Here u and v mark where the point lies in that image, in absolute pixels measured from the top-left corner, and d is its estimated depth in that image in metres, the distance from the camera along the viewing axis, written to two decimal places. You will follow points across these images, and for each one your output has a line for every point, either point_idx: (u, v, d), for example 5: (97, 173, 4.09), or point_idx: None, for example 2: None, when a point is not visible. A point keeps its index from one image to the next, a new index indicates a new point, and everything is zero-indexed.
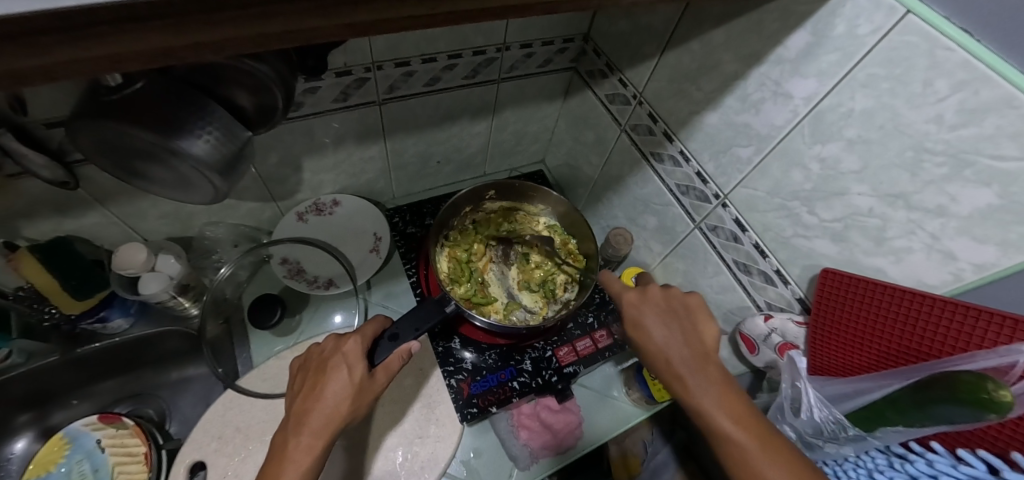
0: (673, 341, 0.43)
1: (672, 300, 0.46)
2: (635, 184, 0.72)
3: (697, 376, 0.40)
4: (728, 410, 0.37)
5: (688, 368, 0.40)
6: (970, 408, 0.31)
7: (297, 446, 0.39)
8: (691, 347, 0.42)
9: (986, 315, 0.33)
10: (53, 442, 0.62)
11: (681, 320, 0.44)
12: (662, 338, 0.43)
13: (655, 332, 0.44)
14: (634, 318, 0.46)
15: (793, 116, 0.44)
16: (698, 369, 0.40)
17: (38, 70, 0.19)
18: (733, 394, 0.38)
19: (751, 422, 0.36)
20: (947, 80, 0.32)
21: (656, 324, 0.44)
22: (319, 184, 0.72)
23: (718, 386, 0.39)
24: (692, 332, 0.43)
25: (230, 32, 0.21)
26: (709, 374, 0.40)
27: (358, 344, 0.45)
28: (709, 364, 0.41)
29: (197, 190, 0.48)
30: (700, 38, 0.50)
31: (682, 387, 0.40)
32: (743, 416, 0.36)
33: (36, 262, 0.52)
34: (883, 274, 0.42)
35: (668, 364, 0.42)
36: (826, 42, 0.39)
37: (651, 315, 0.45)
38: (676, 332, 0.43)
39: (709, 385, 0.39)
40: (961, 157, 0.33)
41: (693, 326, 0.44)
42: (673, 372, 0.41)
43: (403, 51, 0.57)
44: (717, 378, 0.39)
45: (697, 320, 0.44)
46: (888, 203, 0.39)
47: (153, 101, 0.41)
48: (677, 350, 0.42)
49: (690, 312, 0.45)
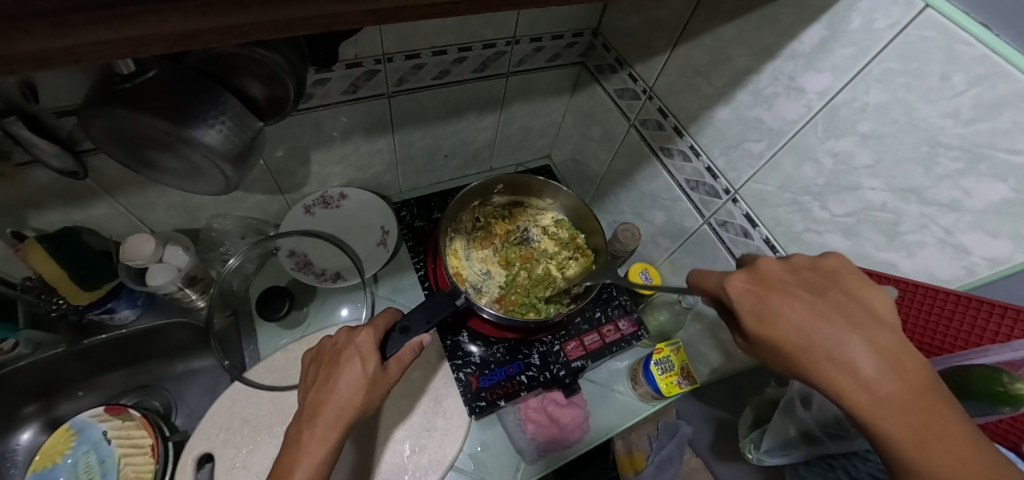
0: (826, 321, 0.27)
1: (806, 266, 0.31)
2: (642, 180, 0.72)
3: (882, 373, 0.24)
4: (945, 440, 0.22)
5: (866, 367, 0.25)
6: (986, 401, 0.32)
7: (311, 437, 0.39)
8: (862, 325, 0.26)
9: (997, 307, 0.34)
10: (60, 433, 0.62)
11: (832, 290, 0.29)
12: (804, 314, 0.27)
13: (794, 315, 0.28)
14: (754, 303, 0.30)
15: (806, 111, 0.44)
16: (888, 367, 0.25)
17: (60, 51, 0.19)
18: (947, 412, 0.23)
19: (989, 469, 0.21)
20: (964, 74, 0.32)
21: (796, 299, 0.28)
22: (326, 177, 0.72)
23: (921, 401, 0.23)
24: (856, 308, 0.27)
25: (257, 15, 0.21)
26: (904, 376, 0.24)
27: (371, 337, 0.45)
28: (902, 358, 0.25)
29: (208, 180, 0.48)
30: (712, 33, 0.50)
31: (858, 394, 0.25)
32: (974, 457, 0.21)
33: (43, 253, 0.52)
34: (895, 269, 0.42)
35: (828, 364, 0.26)
36: (842, 36, 0.39)
37: (779, 291, 0.29)
38: (832, 311, 0.27)
39: (903, 392, 0.24)
40: (977, 151, 0.33)
41: (855, 301, 0.28)
42: (841, 368, 0.25)
43: (414, 44, 0.57)
44: (919, 387, 0.24)
45: (850, 292, 0.28)
46: (902, 199, 0.39)
47: (164, 89, 0.40)
48: (834, 334, 0.26)
49: (842, 281, 0.29)
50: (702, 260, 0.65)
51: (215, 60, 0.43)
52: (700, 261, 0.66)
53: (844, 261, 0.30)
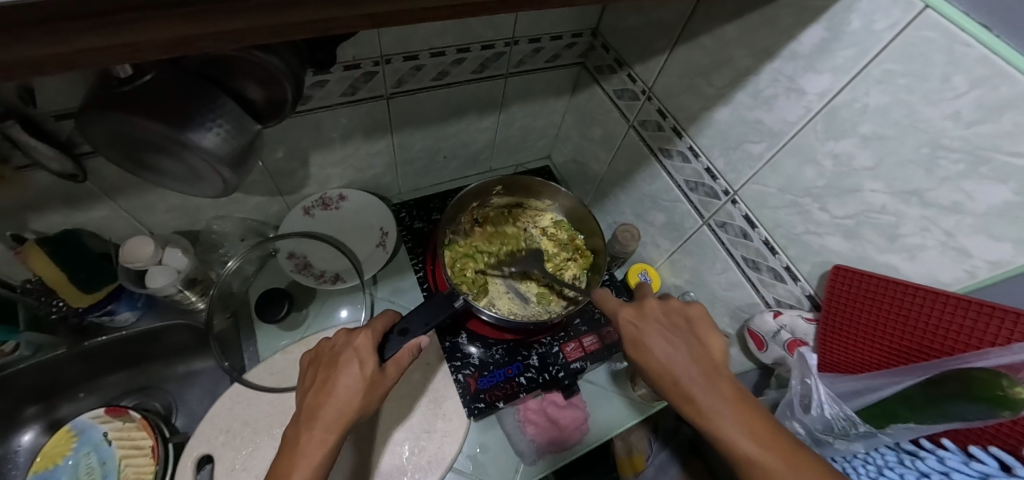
0: (675, 354, 0.42)
1: (672, 312, 0.46)
2: (642, 181, 0.71)
3: (705, 389, 0.38)
4: (740, 420, 0.35)
5: (694, 380, 0.39)
6: (986, 405, 0.31)
7: (309, 440, 0.39)
8: (693, 353, 0.42)
9: (994, 311, 0.33)
10: (61, 435, 0.62)
11: (682, 330, 0.44)
12: (663, 350, 0.43)
13: (658, 350, 0.43)
14: (635, 337, 0.46)
15: (806, 113, 0.44)
16: (705, 380, 0.39)
17: (53, 58, 0.19)
18: (740, 400, 0.37)
19: (759, 426, 0.35)
20: (965, 76, 0.32)
21: (657, 338, 0.44)
22: (326, 179, 0.72)
23: (727, 398, 0.37)
24: (698, 343, 0.43)
25: (250, 21, 0.21)
26: (715, 382, 0.39)
27: (369, 339, 0.45)
28: (717, 373, 0.40)
29: (207, 183, 0.48)
30: (712, 34, 0.50)
31: (692, 405, 0.38)
32: (755, 423, 0.35)
33: (44, 256, 0.52)
34: (896, 271, 0.42)
35: (673, 381, 0.41)
36: (842, 37, 0.38)
37: (651, 331, 0.45)
38: (679, 345, 0.43)
39: (714, 396, 0.38)
40: (978, 153, 0.33)
41: (696, 338, 0.43)
42: (679, 385, 0.40)
43: (413, 45, 0.56)
44: (726, 390, 0.38)
45: (699, 332, 0.44)
46: (903, 201, 0.39)
47: (162, 93, 0.40)
48: (678, 362, 0.41)
49: (694, 324, 0.44)
50: (702, 261, 0.65)
51: (213, 63, 0.43)
52: (700, 262, 0.66)
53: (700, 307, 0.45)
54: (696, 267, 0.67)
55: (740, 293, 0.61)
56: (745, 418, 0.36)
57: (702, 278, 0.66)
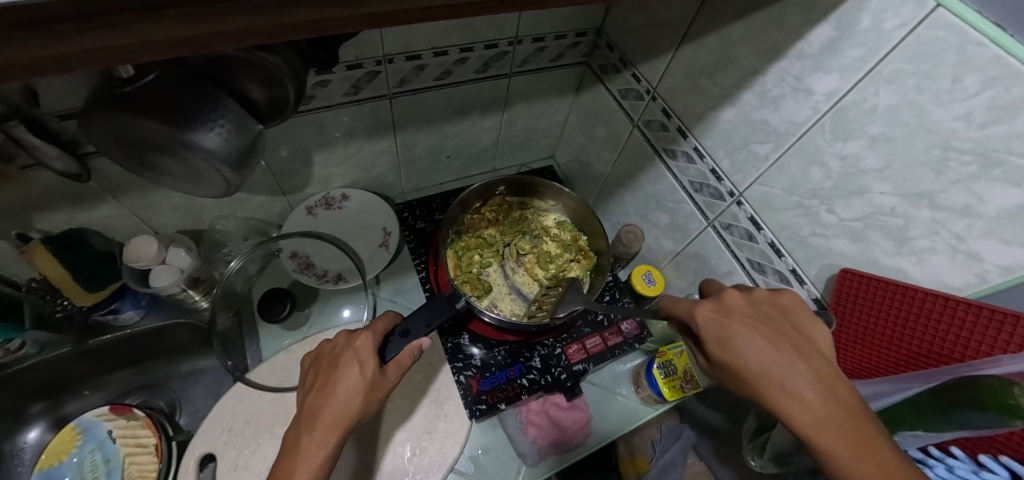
0: (778, 357, 0.36)
1: (760, 300, 0.41)
2: (647, 181, 0.71)
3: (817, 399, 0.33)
4: (853, 445, 0.31)
5: (811, 403, 0.33)
6: (995, 414, 0.31)
7: (309, 441, 0.39)
8: (800, 353, 0.36)
9: (1000, 317, 0.33)
10: (66, 432, 0.63)
11: (781, 323, 0.38)
12: (761, 352, 0.37)
13: (750, 347, 0.37)
14: (720, 334, 0.39)
15: (813, 113, 0.43)
16: (822, 390, 0.34)
17: (51, 59, 0.18)
18: (862, 424, 0.32)
19: (889, 462, 0.29)
20: (977, 76, 0.31)
21: (747, 336, 0.38)
22: (329, 178, 0.71)
23: (849, 423, 0.32)
24: (800, 341, 0.37)
25: (248, 21, 0.21)
26: (836, 400, 0.33)
27: (370, 340, 0.45)
28: (843, 394, 0.33)
29: (209, 184, 0.48)
30: (717, 32, 0.49)
31: (801, 423, 0.33)
32: (888, 461, 0.29)
33: (49, 255, 0.53)
34: (904, 275, 0.41)
35: (773, 389, 0.35)
36: (851, 36, 0.38)
37: (742, 328, 0.38)
38: (780, 345, 0.37)
39: (829, 412, 0.33)
40: (990, 155, 0.32)
41: (796, 333, 0.38)
42: (789, 397, 0.34)
43: (415, 45, 0.56)
44: (853, 414, 0.32)
45: (802, 328, 0.38)
46: (912, 203, 0.38)
47: (164, 93, 0.40)
48: (781, 369, 0.35)
49: (791, 317, 0.39)
50: (707, 263, 0.64)
51: (215, 63, 0.43)
52: (704, 264, 0.65)
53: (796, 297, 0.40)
54: (701, 268, 0.66)
55: None
56: (869, 449, 0.30)
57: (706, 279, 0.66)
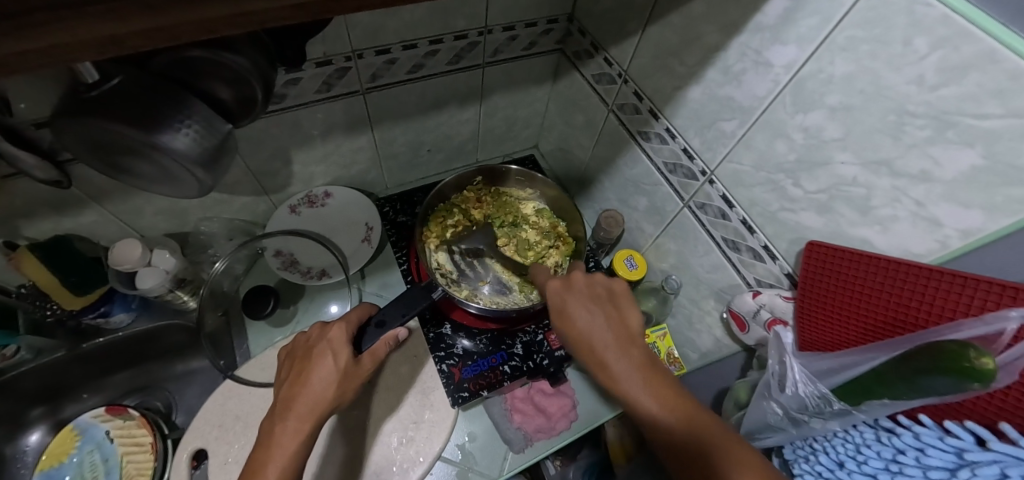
0: (596, 324, 0.45)
1: (597, 285, 0.49)
2: (625, 165, 0.71)
3: (620, 360, 0.42)
4: (646, 383, 0.39)
5: (608, 347, 0.43)
6: (953, 378, 0.30)
7: (284, 431, 0.39)
8: (617, 332, 0.44)
9: (973, 282, 0.32)
10: (65, 434, 0.65)
11: (605, 302, 0.47)
12: (585, 320, 0.46)
13: (579, 318, 0.46)
14: (559, 307, 0.49)
15: (774, 86, 0.43)
16: (622, 352, 0.42)
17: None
18: (648, 366, 0.41)
19: (663, 388, 0.39)
20: (927, 37, 0.31)
21: (585, 312, 0.46)
22: (310, 177, 0.72)
23: (637, 363, 0.41)
24: (616, 315, 0.46)
25: (175, 16, 0.21)
26: (624, 345, 0.43)
27: (344, 331, 0.46)
28: (630, 340, 0.44)
29: (184, 185, 0.49)
30: (680, 11, 0.49)
31: (604, 367, 0.42)
32: (659, 379, 0.39)
33: (37, 261, 0.54)
34: (869, 245, 0.41)
35: (590, 347, 0.44)
36: (805, 5, 0.37)
37: (575, 303, 0.48)
38: (604, 317, 0.46)
39: (628, 363, 0.41)
40: (944, 118, 0.31)
41: (616, 310, 0.47)
42: (594, 350, 0.44)
43: (383, 39, 0.57)
44: (632, 352, 0.42)
45: (619, 305, 0.47)
46: (873, 172, 0.38)
47: (130, 96, 0.41)
48: (596, 330, 0.45)
49: (615, 299, 0.48)
50: (685, 244, 0.64)
51: (180, 63, 0.43)
52: (683, 246, 0.65)
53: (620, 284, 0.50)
54: (680, 251, 0.66)
55: (722, 275, 0.60)
56: (646, 373, 0.40)
57: (686, 261, 0.66)
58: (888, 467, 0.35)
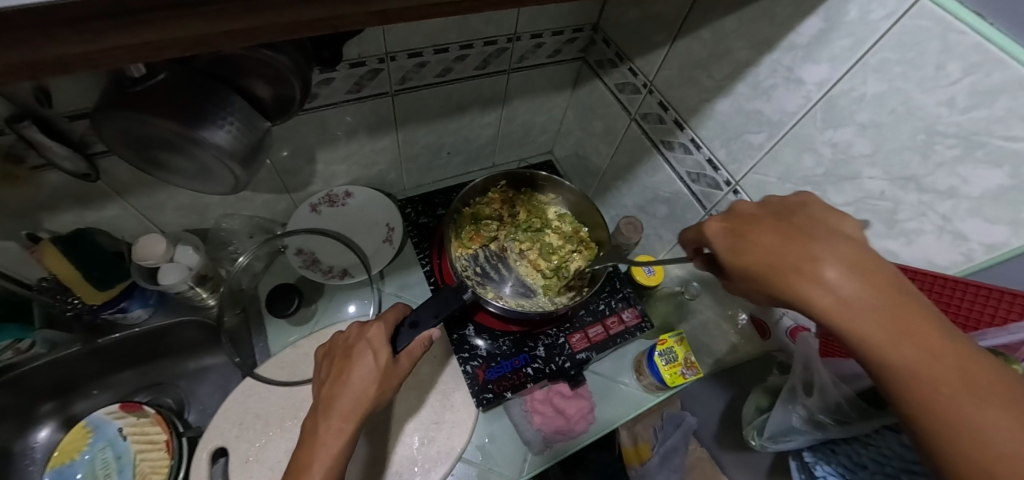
0: (789, 240, 0.29)
1: (782, 206, 0.33)
2: (645, 173, 0.72)
3: (843, 274, 0.26)
4: (905, 332, 0.24)
5: (824, 270, 0.27)
6: None
7: (327, 430, 0.40)
8: (824, 243, 0.28)
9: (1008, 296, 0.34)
10: (77, 430, 0.64)
11: (797, 218, 0.31)
12: (799, 254, 0.28)
13: (766, 238, 0.30)
14: (732, 237, 0.32)
15: (805, 102, 0.45)
16: (851, 271, 0.27)
17: (75, 57, 0.20)
18: (903, 293, 0.26)
19: (936, 341, 0.24)
20: (959, 63, 0.33)
21: (764, 230, 0.31)
22: (332, 176, 0.73)
23: (885, 296, 0.26)
24: (826, 228, 0.30)
25: (268, 18, 0.22)
26: (858, 269, 0.27)
27: (382, 331, 0.46)
28: (881, 274, 0.26)
29: (218, 180, 0.49)
30: (711, 27, 0.51)
31: (822, 292, 0.27)
32: (924, 329, 0.24)
33: (57, 253, 0.53)
34: (894, 256, 0.43)
35: (783, 270, 0.28)
36: (839, 27, 0.39)
37: (758, 224, 0.31)
38: (794, 236, 0.29)
39: (853, 280, 0.26)
40: (972, 138, 0.34)
41: (831, 234, 0.29)
42: (798, 274, 0.28)
43: (417, 43, 0.57)
44: (873, 279, 0.26)
45: (828, 223, 0.30)
46: (900, 187, 0.40)
47: (174, 92, 0.41)
48: (794, 245, 0.29)
49: (813, 214, 0.31)
50: None
51: (224, 61, 0.44)
52: None
53: (813, 197, 0.33)
54: None
55: None
56: (904, 313, 0.25)
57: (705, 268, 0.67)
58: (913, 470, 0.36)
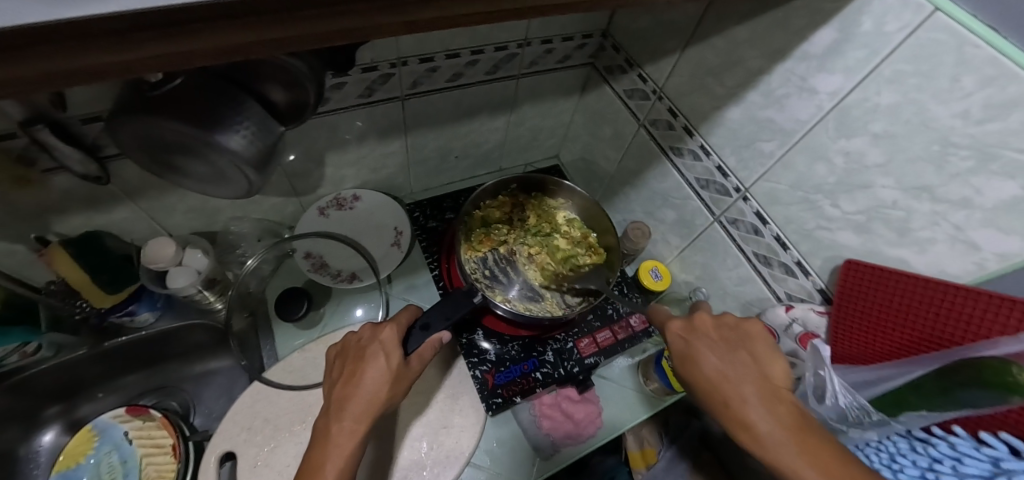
0: (728, 365, 0.41)
1: (728, 327, 0.44)
2: (653, 179, 0.73)
3: (764, 413, 0.36)
4: (801, 450, 0.33)
5: (749, 404, 0.37)
6: (997, 391, 0.34)
7: (340, 431, 0.40)
8: (744, 375, 0.39)
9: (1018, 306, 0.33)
10: (82, 434, 0.63)
11: (739, 350, 0.42)
12: (715, 365, 0.41)
13: (711, 360, 0.41)
14: (682, 352, 0.44)
15: (818, 111, 0.45)
16: (763, 401, 0.37)
17: (115, 65, 0.20)
18: (801, 424, 0.35)
19: (824, 457, 0.32)
20: (975, 76, 0.33)
21: (710, 354, 0.42)
22: (340, 179, 0.72)
23: (788, 426, 0.35)
24: (752, 361, 0.41)
25: (308, 29, 0.22)
26: (777, 412, 0.36)
27: (394, 333, 0.46)
28: (798, 419, 0.35)
29: (231, 185, 0.49)
30: (723, 35, 0.51)
31: (739, 417, 0.37)
32: (813, 443, 0.33)
33: (67, 257, 0.53)
34: (906, 265, 0.43)
35: (721, 392, 0.39)
36: (854, 38, 0.40)
37: (704, 347, 0.43)
38: (722, 351, 0.42)
39: (777, 425, 0.35)
40: (987, 150, 0.34)
41: (754, 358, 0.41)
42: (731, 395, 0.38)
43: (429, 47, 0.57)
44: (777, 406, 0.37)
45: (756, 353, 0.41)
46: (913, 196, 0.40)
47: (190, 96, 0.41)
48: (730, 377, 0.40)
49: (748, 343, 0.42)
50: (713, 258, 0.66)
51: (239, 67, 0.44)
52: (710, 259, 0.67)
53: (761, 335, 0.43)
54: (707, 263, 0.68)
55: (751, 288, 0.62)
56: (812, 444, 0.33)
57: (713, 273, 0.68)
58: (924, 474, 0.37)
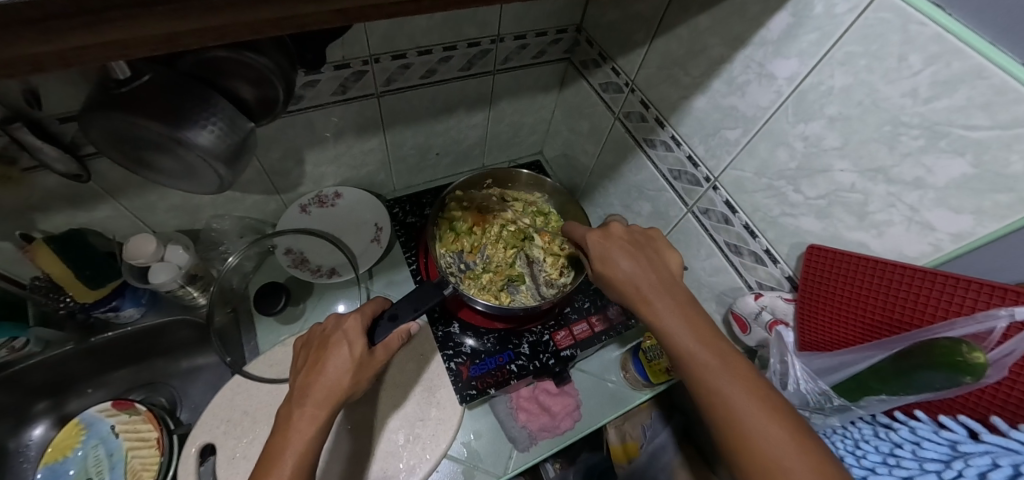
0: (638, 266, 0.45)
1: (636, 234, 0.49)
2: (629, 172, 0.73)
3: (664, 304, 0.41)
4: (692, 330, 0.39)
5: (654, 294, 0.42)
6: (946, 371, 0.32)
7: (301, 416, 0.41)
8: (652, 270, 0.45)
9: (976, 285, 0.33)
10: (70, 427, 0.65)
11: (646, 249, 0.47)
12: (627, 267, 0.45)
13: (623, 263, 0.46)
14: (602, 255, 0.48)
15: (777, 97, 0.45)
16: (661, 290, 0.43)
17: (29, 57, 0.20)
18: (692, 310, 0.41)
19: (706, 333, 0.38)
20: (920, 54, 0.33)
21: (623, 256, 0.46)
22: (321, 177, 0.74)
23: (682, 309, 0.41)
24: (657, 259, 0.46)
25: (232, 18, 0.22)
26: (672, 296, 0.42)
27: (359, 321, 0.47)
28: (688, 306, 0.41)
29: (202, 180, 0.50)
30: (687, 24, 0.51)
31: (643, 303, 0.43)
32: (697, 321, 0.40)
33: (50, 252, 0.55)
34: (866, 248, 0.43)
35: (635, 289, 0.44)
36: (807, 22, 0.40)
37: (617, 249, 0.47)
38: (637, 253, 0.46)
39: (676, 312, 0.40)
40: (936, 128, 0.34)
41: (657, 256, 0.46)
42: (637, 289, 0.44)
43: (400, 44, 0.58)
44: (672, 294, 0.42)
45: (660, 251, 0.47)
46: (869, 178, 0.40)
47: (158, 93, 0.42)
48: (640, 274, 0.44)
49: (652, 243, 0.48)
50: (688, 248, 0.66)
51: (206, 63, 0.45)
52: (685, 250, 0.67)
53: (659, 235, 0.49)
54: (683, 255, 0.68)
55: (725, 278, 0.62)
56: (699, 326, 0.39)
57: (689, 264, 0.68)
58: (885, 460, 0.36)
